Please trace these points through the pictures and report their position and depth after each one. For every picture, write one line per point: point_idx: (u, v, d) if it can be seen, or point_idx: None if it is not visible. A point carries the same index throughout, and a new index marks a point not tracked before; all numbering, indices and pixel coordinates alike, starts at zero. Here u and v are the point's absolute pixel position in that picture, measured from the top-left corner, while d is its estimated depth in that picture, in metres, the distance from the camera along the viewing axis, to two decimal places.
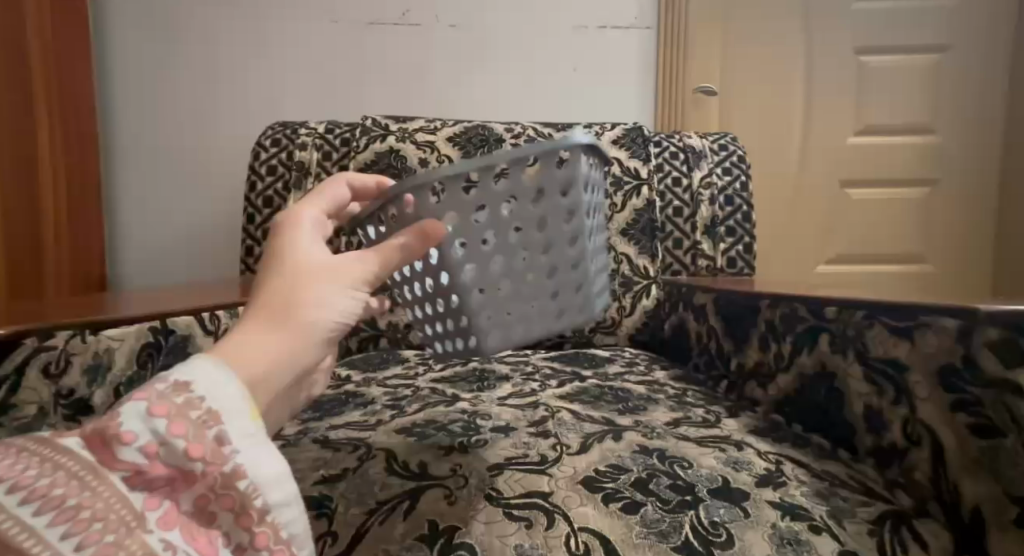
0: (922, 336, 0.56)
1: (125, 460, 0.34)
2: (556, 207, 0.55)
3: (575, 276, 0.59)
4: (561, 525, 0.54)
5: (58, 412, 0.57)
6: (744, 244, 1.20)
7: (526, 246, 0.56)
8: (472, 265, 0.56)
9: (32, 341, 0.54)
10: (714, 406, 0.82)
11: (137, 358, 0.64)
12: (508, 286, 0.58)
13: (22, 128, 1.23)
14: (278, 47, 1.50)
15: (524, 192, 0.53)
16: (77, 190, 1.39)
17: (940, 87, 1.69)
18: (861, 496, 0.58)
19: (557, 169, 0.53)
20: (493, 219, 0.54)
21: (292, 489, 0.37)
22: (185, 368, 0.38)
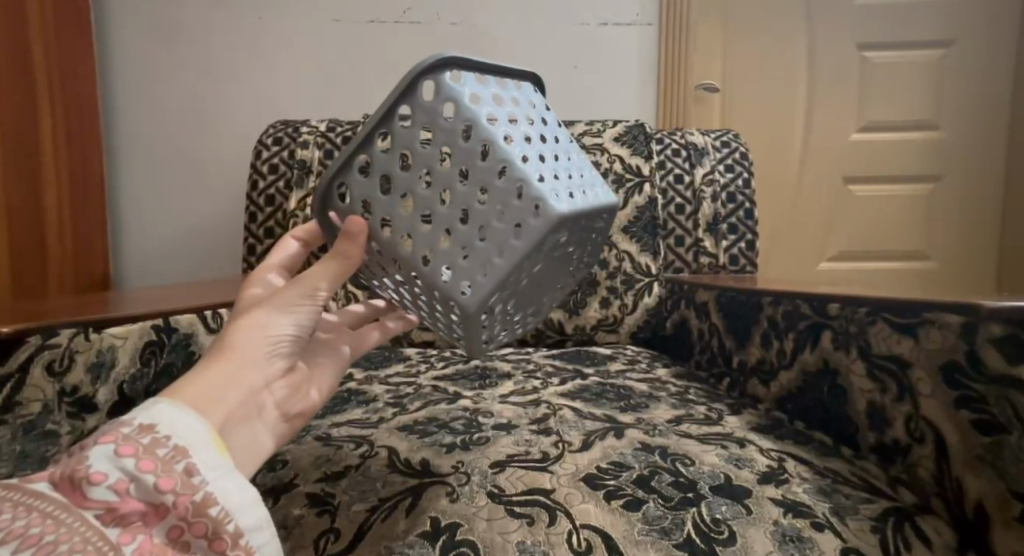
0: (926, 333, 0.56)
1: (95, 499, 0.35)
2: (444, 132, 0.49)
3: (506, 186, 0.48)
4: (562, 522, 0.54)
5: (62, 410, 0.58)
6: (746, 241, 1.20)
7: (460, 191, 0.49)
8: (404, 232, 0.51)
9: (36, 339, 0.54)
10: (716, 404, 0.82)
11: (140, 356, 0.64)
12: (450, 228, 0.49)
13: (23, 128, 1.23)
14: (279, 46, 1.50)
15: (410, 140, 0.50)
16: (81, 190, 1.38)
17: (944, 83, 1.69)
18: (864, 493, 0.58)
19: (422, 101, 0.49)
20: (410, 188, 0.50)
21: (263, 513, 0.39)
22: (148, 412, 0.40)
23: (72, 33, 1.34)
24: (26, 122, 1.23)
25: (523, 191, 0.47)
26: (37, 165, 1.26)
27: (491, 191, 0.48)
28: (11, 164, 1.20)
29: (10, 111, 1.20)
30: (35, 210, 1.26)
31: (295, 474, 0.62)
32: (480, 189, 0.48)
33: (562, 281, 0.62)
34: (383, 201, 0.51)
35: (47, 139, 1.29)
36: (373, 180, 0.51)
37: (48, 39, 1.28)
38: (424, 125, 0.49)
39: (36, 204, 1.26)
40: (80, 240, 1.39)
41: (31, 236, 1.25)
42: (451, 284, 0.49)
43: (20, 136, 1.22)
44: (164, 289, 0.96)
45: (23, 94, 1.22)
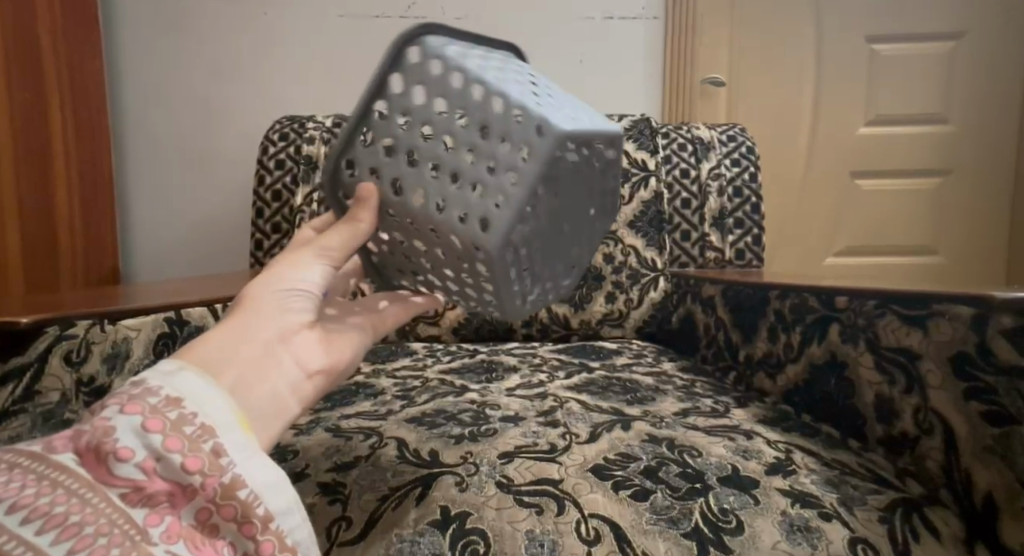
0: (935, 325, 0.56)
1: (122, 476, 0.35)
2: (451, 95, 0.50)
3: (520, 133, 0.49)
4: (570, 511, 0.54)
5: (79, 399, 0.58)
6: (752, 236, 1.20)
7: (462, 135, 0.49)
8: (429, 199, 0.51)
9: (55, 328, 0.55)
10: (723, 397, 0.82)
11: (154, 347, 0.65)
12: (477, 186, 0.49)
13: (32, 121, 1.23)
14: (287, 41, 1.50)
15: (416, 109, 0.50)
16: (89, 186, 1.39)
17: (952, 77, 1.68)
18: (872, 484, 0.58)
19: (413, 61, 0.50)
20: (415, 144, 0.50)
21: (292, 497, 0.40)
22: (173, 385, 0.40)
23: (77, 27, 1.34)
24: (36, 115, 1.24)
25: (525, 116, 0.48)
26: (46, 158, 1.26)
27: (494, 118, 0.49)
28: (22, 158, 1.21)
29: (21, 105, 1.20)
30: (44, 203, 1.26)
31: (305, 464, 0.62)
32: (486, 122, 0.49)
33: (568, 241, 0.62)
34: (392, 168, 0.51)
35: (57, 132, 1.29)
36: (377, 149, 0.52)
37: (55, 33, 1.28)
38: (419, 83, 0.50)
39: (45, 198, 1.26)
40: (88, 232, 1.39)
41: (42, 228, 1.26)
42: (469, 234, 0.50)
43: (30, 129, 1.22)
44: (175, 282, 0.97)
45: (33, 87, 1.23)
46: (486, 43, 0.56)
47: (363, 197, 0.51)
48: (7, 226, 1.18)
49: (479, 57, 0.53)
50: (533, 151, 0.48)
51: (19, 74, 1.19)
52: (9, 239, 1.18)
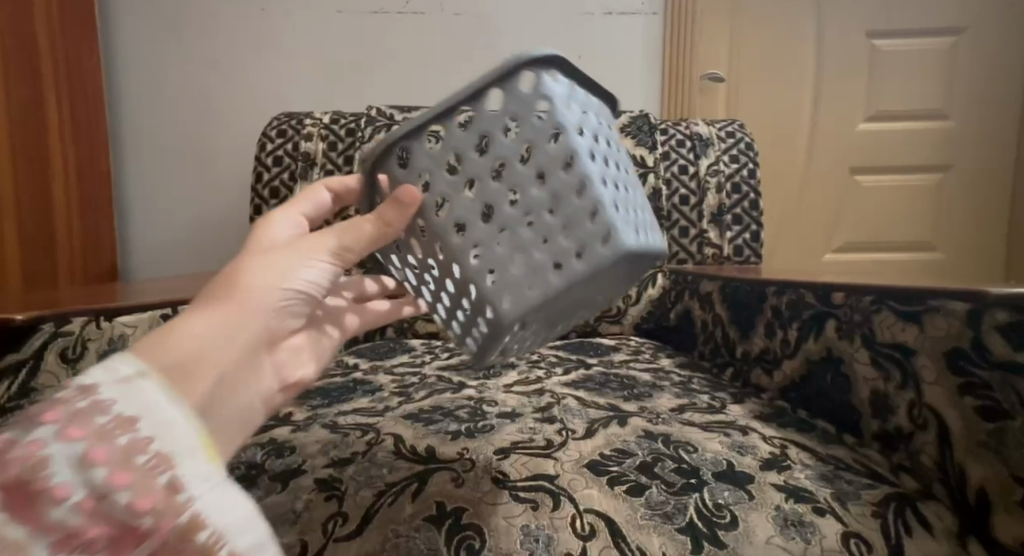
0: (931, 320, 0.56)
1: (56, 522, 0.31)
2: (539, 149, 0.48)
3: (589, 228, 0.48)
4: (566, 506, 0.54)
5: None
6: (751, 232, 1.20)
7: (528, 199, 0.48)
8: (467, 240, 0.49)
9: (50, 326, 0.55)
10: (720, 393, 0.82)
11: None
12: (521, 255, 0.49)
13: (30, 120, 1.23)
14: (286, 37, 1.50)
15: (497, 137, 0.48)
16: (87, 184, 1.39)
17: (953, 72, 1.68)
18: (866, 478, 0.58)
19: (521, 91, 0.48)
20: (478, 173, 0.49)
21: (260, 534, 0.36)
22: (125, 400, 0.35)
23: (75, 26, 1.34)
24: (33, 115, 1.24)
25: (597, 215, 0.48)
26: (44, 157, 1.26)
27: (566, 203, 0.48)
28: (19, 157, 1.21)
29: (17, 105, 1.20)
30: (42, 202, 1.26)
31: (303, 460, 0.62)
32: (564, 195, 0.48)
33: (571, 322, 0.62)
34: (443, 182, 0.50)
35: (54, 132, 1.29)
36: (440, 156, 0.50)
37: (53, 33, 1.29)
38: (513, 116, 0.48)
39: (43, 196, 1.27)
40: (87, 230, 1.39)
41: (40, 227, 1.26)
42: (483, 286, 0.49)
43: (27, 128, 1.23)
44: (171, 280, 0.97)
45: (31, 86, 1.23)
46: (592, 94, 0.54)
47: (405, 195, 0.49)
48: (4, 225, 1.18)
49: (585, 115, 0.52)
50: (589, 258, 0.48)
51: (15, 73, 1.19)
52: (6, 238, 1.18)
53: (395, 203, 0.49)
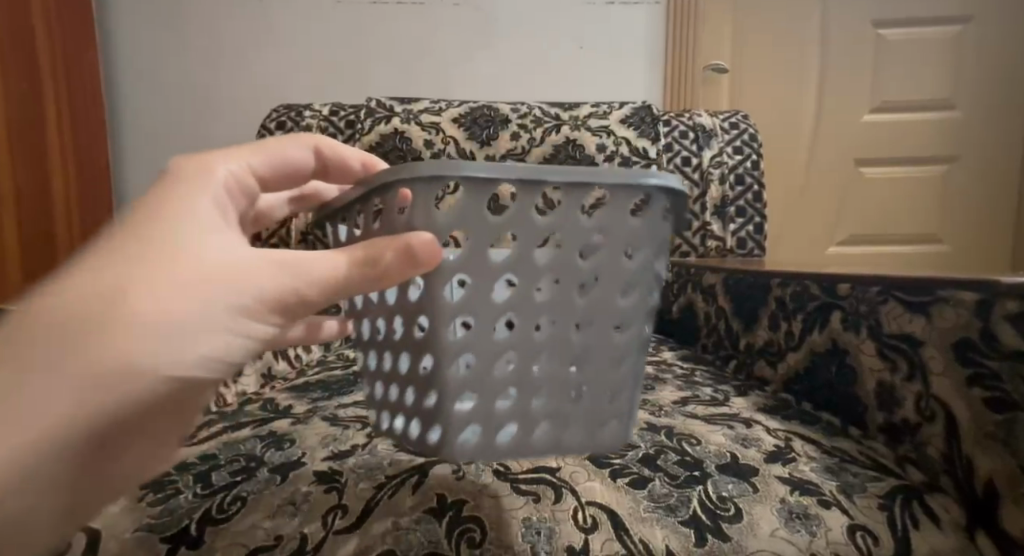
0: (939, 311, 0.55)
1: None
2: (601, 294, 0.46)
3: (607, 400, 0.50)
4: (568, 498, 0.54)
5: None
6: (754, 224, 1.19)
7: (559, 337, 0.47)
8: (469, 345, 0.45)
9: None
10: (723, 385, 0.82)
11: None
12: (521, 386, 0.47)
13: (27, 118, 1.23)
14: (287, 28, 1.49)
15: (570, 243, 0.44)
16: (89, 181, 1.38)
17: (959, 63, 1.66)
18: (872, 471, 0.58)
19: (628, 217, 0.45)
20: (524, 276, 0.44)
21: None
22: None
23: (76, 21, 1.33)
24: (30, 109, 1.24)
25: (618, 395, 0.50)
26: (42, 153, 1.26)
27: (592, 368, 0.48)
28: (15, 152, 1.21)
29: (14, 98, 1.20)
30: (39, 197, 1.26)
31: (302, 453, 0.62)
32: (615, 323, 0.48)
33: None
34: (476, 249, 0.43)
35: (54, 127, 1.28)
36: (493, 224, 0.43)
37: (53, 27, 1.28)
38: (591, 238, 0.45)
39: (43, 194, 1.27)
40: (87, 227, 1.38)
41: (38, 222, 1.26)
42: (446, 370, 0.45)
43: (24, 125, 1.23)
44: None
45: (27, 83, 1.22)
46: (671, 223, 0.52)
47: (416, 248, 0.39)
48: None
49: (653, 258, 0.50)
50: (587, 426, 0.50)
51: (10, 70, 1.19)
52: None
53: (407, 255, 0.39)
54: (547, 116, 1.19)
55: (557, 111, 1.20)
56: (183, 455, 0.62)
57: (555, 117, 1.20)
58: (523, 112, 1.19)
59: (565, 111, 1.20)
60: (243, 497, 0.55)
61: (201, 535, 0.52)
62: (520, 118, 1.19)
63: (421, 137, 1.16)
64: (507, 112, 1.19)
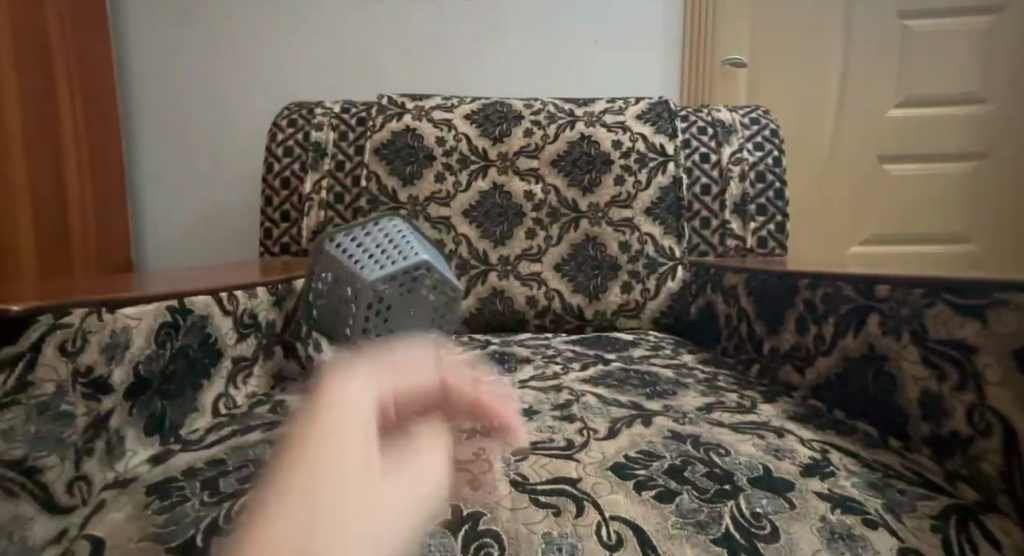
0: (997, 315, 0.53)
1: None
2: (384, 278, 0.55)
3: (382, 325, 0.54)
4: (591, 513, 0.50)
5: (76, 391, 0.49)
6: (776, 223, 1.15)
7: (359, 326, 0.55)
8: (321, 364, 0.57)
9: (48, 316, 0.47)
10: (748, 391, 0.78)
11: (155, 337, 0.58)
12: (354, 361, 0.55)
13: (43, 116, 1.20)
14: (297, 23, 1.47)
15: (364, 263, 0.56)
16: (101, 179, 1.36)
17: (987, 57, 1.61)
18: (920, 488, 0.54)
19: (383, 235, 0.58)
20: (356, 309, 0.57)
21: None
22: None
23: (81, 10, 1.30)
24: (46, 104, 1.21)
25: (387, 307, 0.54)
26: (58, 149, 1.24)
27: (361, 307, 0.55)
28: (34, 150, 1.18)
29: (31, 95, 1.18)
30: (55, 195, 1.23)
31: None
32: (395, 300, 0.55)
33: None
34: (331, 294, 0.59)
35: (67, 121, 1.26)
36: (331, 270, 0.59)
37: (63, 20, 1.25)
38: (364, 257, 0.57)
39: (59, 192, 1.24)
40: (98, 225, 1.35)
41: (55, 219, 1.23)
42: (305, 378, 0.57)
43: (41, 123, 1.20)
44: (181, 272, 0.94)
45: (42, 80, 1.20)
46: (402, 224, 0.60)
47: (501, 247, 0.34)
48: (18, 216, 1.15)
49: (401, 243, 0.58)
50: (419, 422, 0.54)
51: (27, 67, 1.17)
52: (20, 230, 1.15)
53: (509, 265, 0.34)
54: (561, 112, 1.16)
55: (571, 107, 1.17)
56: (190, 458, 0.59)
57: (569, 112, 1.16)
58: (536, 108, 1.16)
59: (579, 107, 1.17)
60: None
61: (208, 544, 0.46)
62: (534, 115, 1.15)
63: (433, 135, 1.13)
64: (520, 108, 1.15)
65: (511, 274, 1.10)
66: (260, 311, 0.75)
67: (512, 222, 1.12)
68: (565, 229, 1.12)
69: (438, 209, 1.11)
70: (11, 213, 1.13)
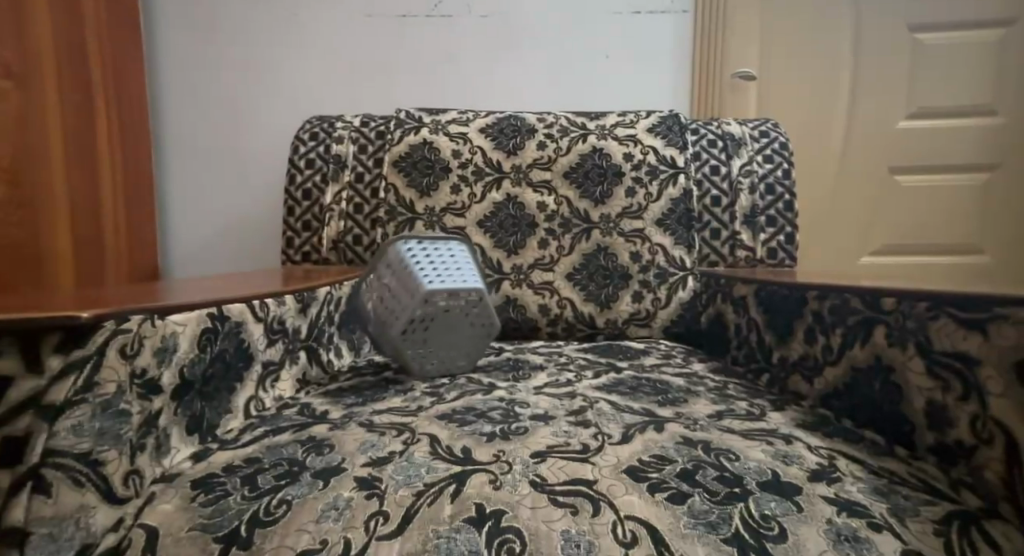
0: (996, 328, 0.55)
1: None
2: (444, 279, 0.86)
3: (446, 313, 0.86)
4: (606, 512, 0.53)
5: (133, 391, 0.56)
6: (786, 234, 1.16)
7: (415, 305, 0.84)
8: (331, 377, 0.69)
9: (111, 323, 0.53)
10: (758, 399, 0.80)
11: (199, 341, 0.63)
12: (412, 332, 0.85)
13: (81, 126, 1.25)
14: (317, 37, 1.51)
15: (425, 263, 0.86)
16: (135, 187, 1.40)
17: (999, 68, 1.63)
18: (925, 495, 0.56)
19: (444, 248, 0.89)
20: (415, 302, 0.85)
21: None
22: None
23: (120, 30, 1.35)
24: (84, 120, 1.26)
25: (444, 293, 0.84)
26: (94, 163, 1.29)
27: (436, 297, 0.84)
28: (71, 164, 1.24)
29: (70, 110, 1.23)
30: (91, 207, 1.28)
31: (342, 458, 0.61)
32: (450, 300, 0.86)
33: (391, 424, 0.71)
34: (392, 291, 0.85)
35: (104, 137, 1.31)
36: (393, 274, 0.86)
37: (103, 41, 1.31)
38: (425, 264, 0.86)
39: (94, 200, 1.29)
40: (131, 238, 1.39)
41: (90, 228, 1.28)
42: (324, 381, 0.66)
43: (78, 133, 1.25)
44: (208, 279, 0.98)
45: (80, 91, 1.25)
46: (453, 245, 0.90)
47: None
48: (55, 225, 1.20)
49: (442, 260, 0.87)
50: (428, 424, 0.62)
51: (66, 80, 1.22)
52: (57, 240, 1.21)
53: None
54: (573, 126, 1.19)
55: (583, 120, 1.20)
56: (231, 457, 0.63)
57: (581, 126, 1.19)
58: (549, 121, 1.19)
59: (591, 121, 1.20)
60: (288, 501, 0.55)
61: (251, 536, 0.52)
62: (547, 128, 1.18)
63: (449, 148, 1.17)
64: (533, 122, 1.18)
65: (524, 283, 1.13)
66: (288, 317, 0.78)
67: (524, 232, 1.14)
68: (577, 239, 1.14)
69: (453, 219, 1.14)
70: (48, 223, 1.19)
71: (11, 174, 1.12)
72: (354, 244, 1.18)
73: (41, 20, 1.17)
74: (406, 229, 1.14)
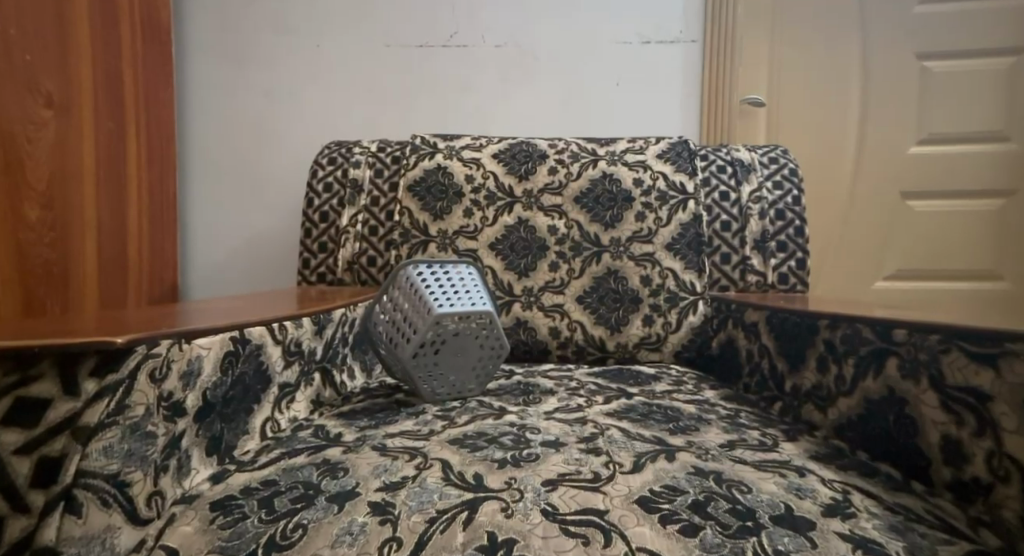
0: (1008, 364, 0.56)
1: None
2: (458, 299, 0.86)
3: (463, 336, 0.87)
4: (618, 543, 0.53)
5: (159, 413, 0.57)
6: (797, 260, 1.16)
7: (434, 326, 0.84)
8: None
9: (143, 347, 0.55)
10: (770, 429, 0.79)
11: (221, 364, 0.64)
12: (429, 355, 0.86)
13: (113, 149, 1.29)
14: (338, 64, 1.54)
15: (437, 283, 0.87)
16: (160, 207, 1.43)
17: (1010, 95, 1.63)
18: (942, 533, 0.56)
19: (454, 269, 0.90)
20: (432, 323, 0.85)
21: None
22: None
23: (155, 60, 1.39)
24: (116, 144, 1.29)
25: (461, 315, 0.85)
26: (124, 188, 1.32)
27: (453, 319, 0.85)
28: (102, 188, 1.27)
29: (102, 133, 1.26)
30: (120, 231, 1.31)
31: (357, 482, 0.62)
32: (467, 324, 0.87)
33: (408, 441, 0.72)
34: (407, 312, 0.86)
35: (134, 159, 1.34)
36: (406, 294, 0.87)
37: (137, 70, 1.34)
38: (436, 284, 0.87)
39: (122, 221, 1.32)
40: (155, 260, 1.42)
41: (117, 248, 1.30)
42: None
43: (110, 157, 1.28)
44: (228, 300, 0.99)
45: (114, 116, 1.29)
46: (461, 267, 0.91)
47: None
48: (84, 249, 1.24)
49: (452, 282, 0.88)
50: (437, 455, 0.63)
51: (100, 105, 1.26)
52: (86, 262, 1.24)
53: None
54: (585, 152, 1.20)
55: (594, 146, 1.21)
56: (248, 479, 0.63)
57: (592, 152, 1.20)
58: (561, 147, 1.20)
59: (601, 146, 1.21)
60: (304, 525, 0.56)
61: None
62: (558, 154, 1.19)
63: (462, 172, 1.18)
64: (545, 148, 1.20)
65: (535, 305, 1.14)
66: (304, 340, 0.79)
67: (535, 255, 1.15)
68: (587, 263, 1.15)
69: (465, 242, 1.15)
70: (80, 246, 1.23)
71: (46, 198, 1.16)
72: (368, 266, 1.20)
73: (83, 52, 1.22)
74: (419, 251, 1.16)
